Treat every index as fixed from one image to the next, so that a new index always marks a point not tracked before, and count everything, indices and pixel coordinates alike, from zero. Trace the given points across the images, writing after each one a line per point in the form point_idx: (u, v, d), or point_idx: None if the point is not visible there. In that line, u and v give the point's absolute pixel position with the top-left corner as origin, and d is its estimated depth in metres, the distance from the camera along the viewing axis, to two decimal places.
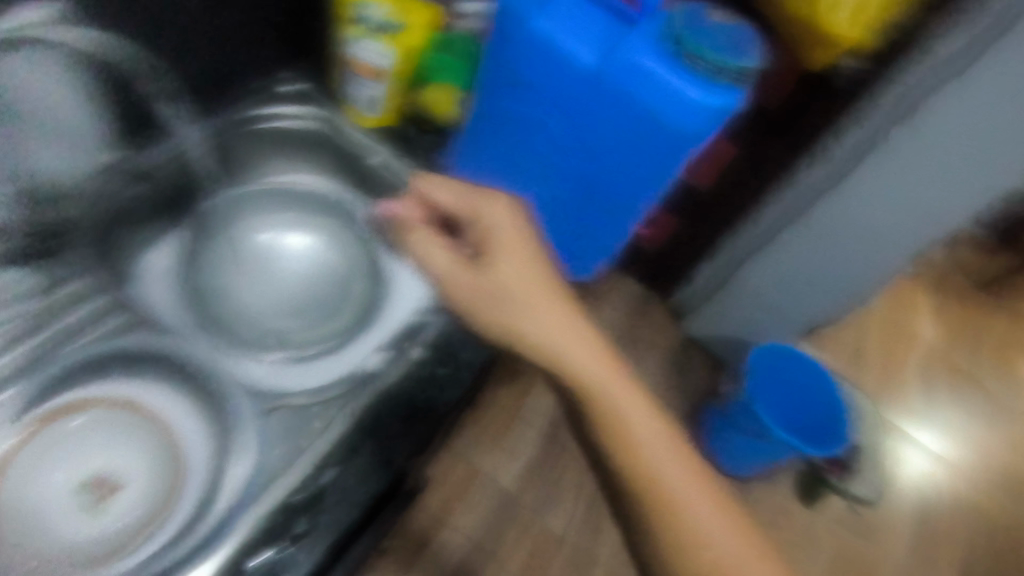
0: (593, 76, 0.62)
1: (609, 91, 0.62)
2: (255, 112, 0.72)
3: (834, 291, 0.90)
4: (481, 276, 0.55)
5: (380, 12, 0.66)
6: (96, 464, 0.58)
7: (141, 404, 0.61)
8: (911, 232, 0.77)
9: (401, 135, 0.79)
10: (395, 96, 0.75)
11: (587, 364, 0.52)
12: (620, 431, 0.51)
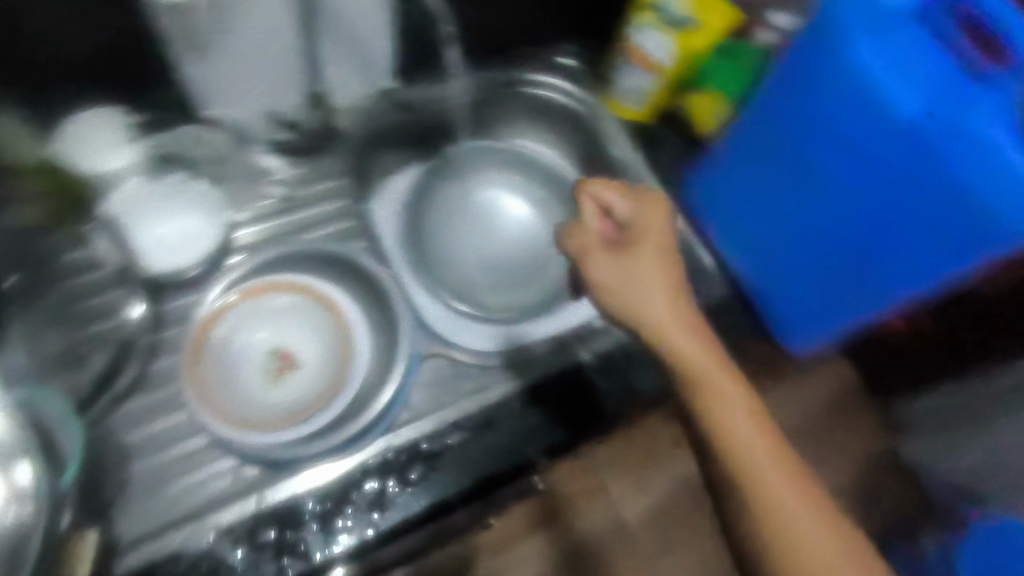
0: (907, 133, 0.47)
1: (927, 155, 0.47)
2: (524, 77, 0.74)
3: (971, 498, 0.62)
4: (620, 265, 0.48)
5: (679, 6, 0.62)
6: (285, 339, 0.56)
7: (299, 288, 0.57)
8: None
9: (648, 133, 0.75)
10: (660, 93, 0.70)
11: (695, 366, 0.45)
12: (726, 436, 0.44)
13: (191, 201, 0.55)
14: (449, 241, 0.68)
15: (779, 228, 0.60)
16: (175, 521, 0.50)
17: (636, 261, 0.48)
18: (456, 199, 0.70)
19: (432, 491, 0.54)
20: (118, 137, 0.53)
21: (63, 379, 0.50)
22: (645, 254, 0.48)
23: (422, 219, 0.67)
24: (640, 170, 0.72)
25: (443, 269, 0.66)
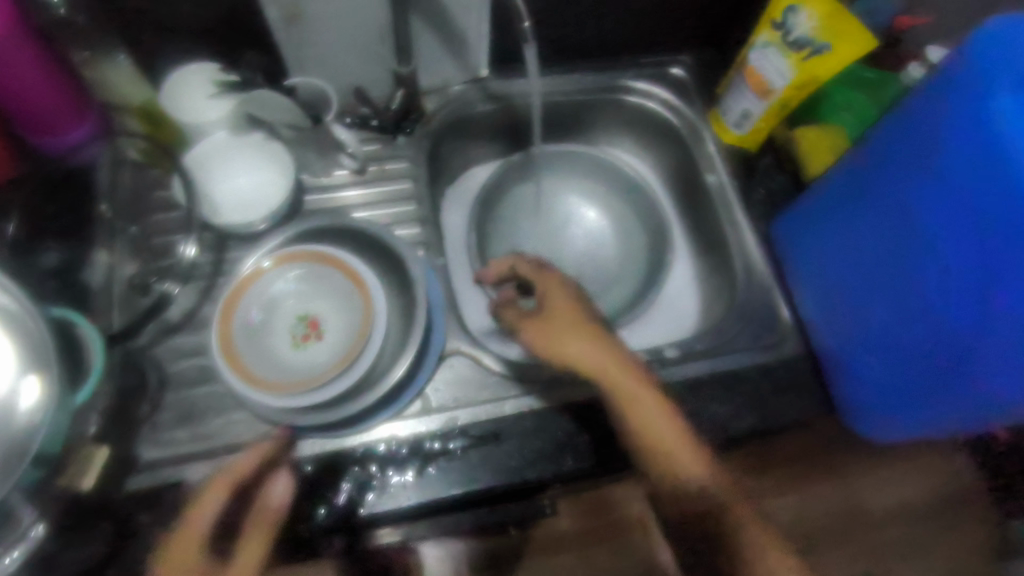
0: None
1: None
2: (627, 83, 0.70)
3: None
4: (537, 331, 0.48)
5: (807, 26, 0.56)
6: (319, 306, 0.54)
7: (344, 261, 0.53)
8: None
9: (751, 164, 0.67)
10: (771, 120, 0.64)
11: (646, 415, 0.46)
12: (666, 453, 0.45)
13: (267, 158, 0.58)
14: (520, 245, 0.72)
15: (875, 298, 0.53)
16: (181, 460, 0.50)
17: (554, 323, 0.48)
18: (532, 205, 0.73)
19: (422, 488, 0.50)
20: (208, 88, 0.55)
21: (130, 301, 0.55)
22: (562, 315, 0.48)
23: (493, 221, 0.71)
24: (732, 199, 0.65)
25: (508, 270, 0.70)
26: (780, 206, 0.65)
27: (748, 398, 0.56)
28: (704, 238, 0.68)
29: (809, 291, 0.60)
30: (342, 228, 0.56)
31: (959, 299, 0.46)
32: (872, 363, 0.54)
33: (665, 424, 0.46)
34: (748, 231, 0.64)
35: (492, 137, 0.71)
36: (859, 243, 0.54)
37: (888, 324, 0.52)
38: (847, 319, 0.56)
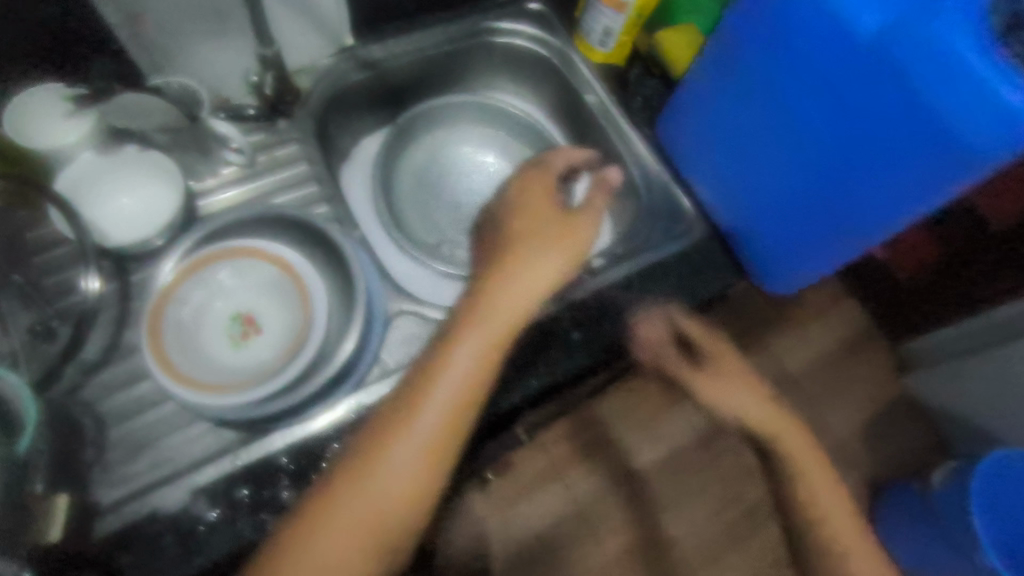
0: (871, 62, 0.46)
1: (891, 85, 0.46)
2: (492, 25, 0.71)
3: None
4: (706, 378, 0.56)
5: None
6: (250, 301, 0.52)
7: (267, 252, 0.52)
8: None
9: (622, 77, 0.72)
10: (630, 33, 0.68)
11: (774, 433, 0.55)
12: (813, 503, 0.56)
13: (160, 175, 0.55)
14: (431, 205, 0.72)
15: (761, 175, 0.59)
16: (145, 490, 0.48)
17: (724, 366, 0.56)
18: (431, 164, 0.74)
19: None
20: (65, 110, 0.51)
21: (35, 349, 0.50)
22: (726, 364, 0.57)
23: (395, 188, 0.71)
24: (614, 115, 0.69)
25: (422, 232, 0.71)
26: (658, 108, 0.70)
27: (673, 282, 0.63)
28: (597, 156, 0.72)
29: (706, 181, 0.66)
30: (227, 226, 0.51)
31: (832, 155, 0.52)
32: (771, 226, 0.61)
33: (809, 451, 0.56)
34: (641, 139, 0.69)
35: (374, 105, 0.71)
36: (735, 130, 0.60)
37: (775, 193, 0.59)
38: (744, 198, 0.62)
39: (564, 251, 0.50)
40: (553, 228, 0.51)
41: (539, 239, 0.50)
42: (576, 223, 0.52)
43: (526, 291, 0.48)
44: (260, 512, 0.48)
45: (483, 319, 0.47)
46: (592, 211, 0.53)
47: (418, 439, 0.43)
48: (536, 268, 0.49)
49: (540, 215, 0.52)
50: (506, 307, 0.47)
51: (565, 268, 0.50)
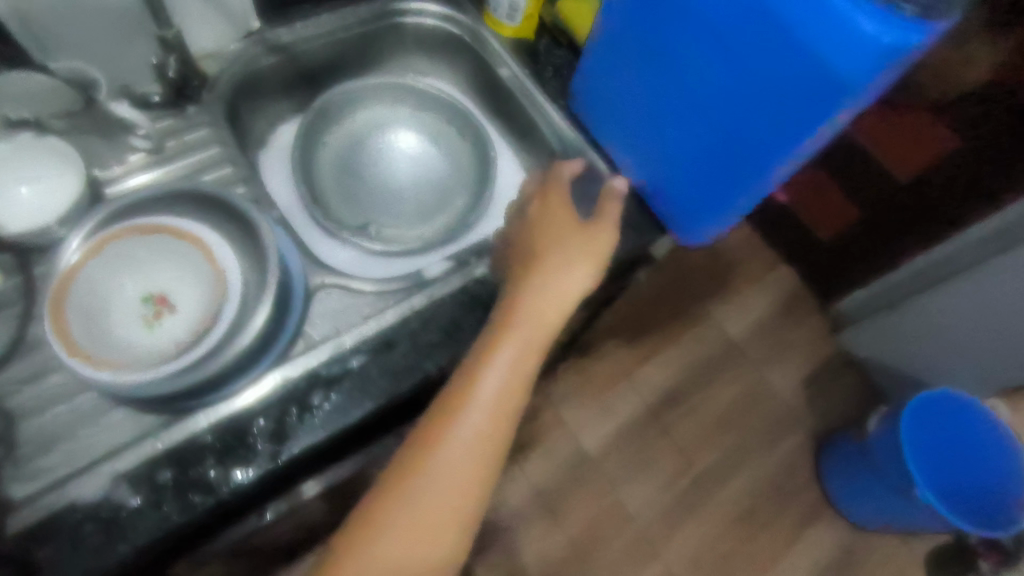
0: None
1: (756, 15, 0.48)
2: (401, 5, 0.71)
3: (973, 364, 1.10)
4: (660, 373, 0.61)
5: None
6: (163, 281, 0.53)
7: (176, 228, 0.54)
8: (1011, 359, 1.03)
9: (532, 50, 0.74)
10: (535, 6, 0.70)
11: None
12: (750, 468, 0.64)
13: (59, 159, 0.55)
14: (355, 187, 0.72)
15: (663, 129, 0.61)
16: (59, 482, 0.47)
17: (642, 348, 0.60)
18: (352, 146, 0.73)
19: (336, 419, 0.51)
20: None
21: None
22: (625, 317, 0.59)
23: (315, 171, 0.71)
24: (529, 86, 0.71)
25: (347, 214, 0.70)
26: (568, 76, 0.72)
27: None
28: (517, 129, 0.74)
29: (617, 141, 0.67)
30: (131, 205, 0.53)
31: (722, 101, 0.54)
32: (680, 174, 0.62)
33: None
34: (556, 108, 0.71)
35: (287, 90, 0.71)
36: (636, 87, 0.62)
37: (677, 147, 0.61)
38: (653, 154, 0.64)
39: (594, 257, 0.56)
40: (577, 238, 0.57)
41: (568, 247, 0.56)
42: (597, 232, 0.57)
43: (555, 301, 0.54)
44: (187, 494, 0.47)
45: (516, 333, 0.52)
46: (607, 219, 0.58)
47: (461, 445, 0.50)
48: (563, 280, 0.55)
49: (559, 225, 0.58)
50: (538, 317, 0.53)
51: (595, 271, 0.56)
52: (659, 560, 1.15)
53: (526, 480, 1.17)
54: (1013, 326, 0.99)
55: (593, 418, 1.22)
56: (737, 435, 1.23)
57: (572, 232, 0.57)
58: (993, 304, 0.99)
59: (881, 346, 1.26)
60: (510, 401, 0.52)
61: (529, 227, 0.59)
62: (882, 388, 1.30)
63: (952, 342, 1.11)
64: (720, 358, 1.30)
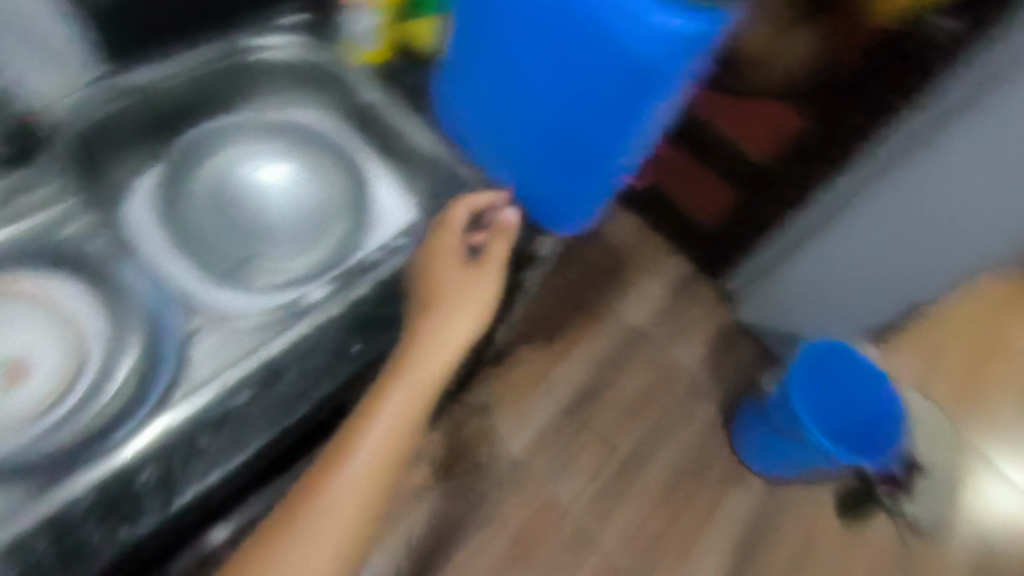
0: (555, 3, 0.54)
1: (574, 22, 0.53)
2: (252, 41, 0.71)
3: (865, 305, 1.19)
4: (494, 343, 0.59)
5: None
6: (16, 348, 0.59)
7: (32, 287, 0.62)
8: (897, 291, 1.11)
9: (390, 72, 0.75)
10: (387, 28, 0.72)
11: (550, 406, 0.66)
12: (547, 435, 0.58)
13: None
14: (225, 223, 0.69)
15: (523, 131, 0.65)
16: None
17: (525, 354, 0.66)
18: (216, 179, 0.70)
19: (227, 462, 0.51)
20: None
21: None
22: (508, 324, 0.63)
23: (181, 210, 0.68)
24: (392, 107, 0.73)
25: (218, 251, 0.67)
26: (428, 92, 0.74)
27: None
28: (389, 151, 0.75)
29: (483, 149, 0.70)
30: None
31: (567, 98, 0.58)
32: (545, 172, 0.66)
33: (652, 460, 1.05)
34: (420, 125, 0.72)
35: (143, 135, 0.69)
36: (493, 96, 0.65)
37: (536, 146, 0.64)
38: (517, 156, 0.67)
39: (471, 299, 0.59)
40: (461, 285, 0.59)
41: (452, 292, 0.58)
42: (478, 278, 0.60)
43: (442, 348, 0.56)
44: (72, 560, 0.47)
45: (404, 380, 0.55)
46: (491, 265, 0.61)
47: (344, 493, 0.53)
48: (448, 327, 0.57)
49: (444, 271, 0.58)
50: (428, 364, 0.55)
51: (472, 309, 0.59)
52: (596, 549, 1.18)
53: (458, 496, 1.17)
54: (898, 257, 1.06)
55: (515, 424, 1.24)
56: (651, 416, 1.30)
57: (456, 276, 0.59)
58: (875, 239, 1.07)
59: (767, 312, 1.38)
60: (390, 442, 0.55)
61: (418, 266, 0.59)
62: (773, 349, 1.41)
63: (832, 289, 1.21)
64: (627, 346, 1.37)
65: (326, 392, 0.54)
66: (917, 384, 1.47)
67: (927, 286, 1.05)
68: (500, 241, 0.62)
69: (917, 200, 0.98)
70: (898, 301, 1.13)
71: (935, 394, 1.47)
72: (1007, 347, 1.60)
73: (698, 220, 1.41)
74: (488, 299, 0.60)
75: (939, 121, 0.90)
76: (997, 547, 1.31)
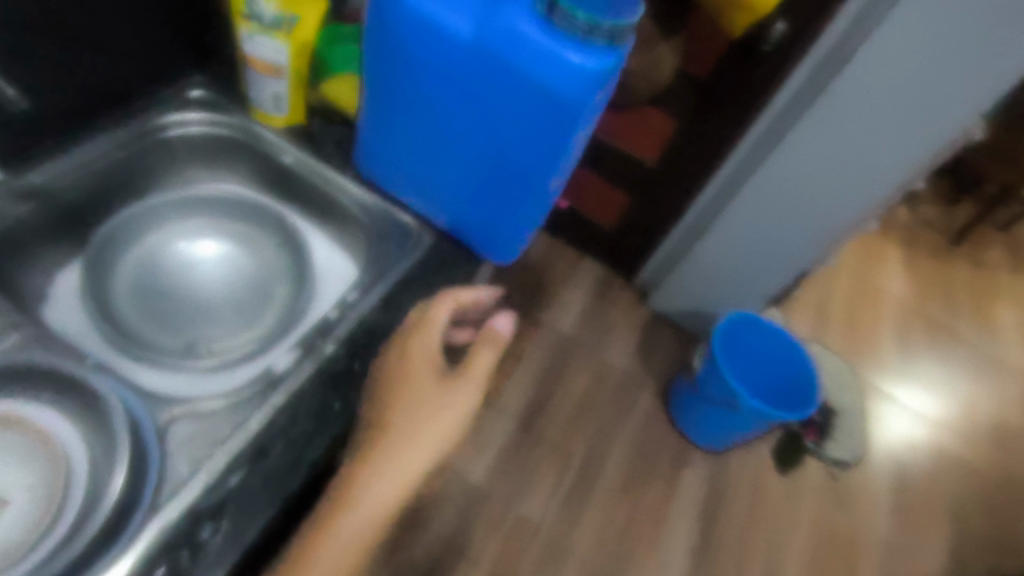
0: (473, 50, 0.56)
1: (495, 65, 0.56)
2: (159, 122, 0.70)
3: (765, 272, 1.33)
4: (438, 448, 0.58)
5: (269, 8, 0.66)
6: None
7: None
8: (797, 248, 1.25)
9: (308, 132, 0.75)
10: (299, 93, 0.72)
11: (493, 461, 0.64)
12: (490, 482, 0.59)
13: None
14: (166, 309, 0.68)
15: (449, 173, 0.67)
16: None
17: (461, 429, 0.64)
18: (150, 267, 0.70)
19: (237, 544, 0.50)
20: None
21: None
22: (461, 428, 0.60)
23: (117, 304, 0.66)
24: (316, 165, 0.73)
25: (167, 339, 0.66)
26: (348, 147, 0.76)
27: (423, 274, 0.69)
28: (317, 208, 0.76)
29: (410, 194, 0.72)
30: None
31: (489, 139, 0.62)
32: (476, 209, 0.69)
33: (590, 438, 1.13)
34: (346, 178, 0.74)
35: (53, 233, 0.65)
36: (415, 144, 0.67)
37: (465, 185, 0.67)
38: (446, 198, 0.70)
39: (433, 405, 0.58)
40: (431, 405, 0.59)
41: (422, 416, 0.58)
42: (448, 388, 0.59)
43: (402, 471, 0.56)
44: None
45: (364, 492, 0.55)
46: (474, 377, 0.60)
47: None
48: (405, 461, 0.56)
49: (419, 381, 0.58)
50: (375, 498, 0.55)
51: (434, 414, 0.58)
52: (576, 554, 1.21)
53: (430, 538, 1.16)
54: (793, 216, 1.20)
55: (473, 453, 1.26)
56: (597, 415, 1.37)
57: (429, 396, 0.59)
58: (770, 206, 1.21)
59: (678, 299, 1.50)
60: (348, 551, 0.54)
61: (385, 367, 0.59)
62: (690, 331, 1.54)
63: (731, 266, 1.36)
64: (562, 355, 1.43)
65: (317, 454, 0.55)
66: (813, 335, 1.66)
67: (819, 239, 1.22)
68: (484, 354, 0.61)
69: (803, 161, 1.12)
70: (800, 256, 1.27)
71: (829, 341, 1.67)
72: (875, 293, 1.84)
73: (603, 225, 1.53)
74: (465, 417, 0.59)
75: (793, 102, 1.07)
76: (909, 463, 1.49)
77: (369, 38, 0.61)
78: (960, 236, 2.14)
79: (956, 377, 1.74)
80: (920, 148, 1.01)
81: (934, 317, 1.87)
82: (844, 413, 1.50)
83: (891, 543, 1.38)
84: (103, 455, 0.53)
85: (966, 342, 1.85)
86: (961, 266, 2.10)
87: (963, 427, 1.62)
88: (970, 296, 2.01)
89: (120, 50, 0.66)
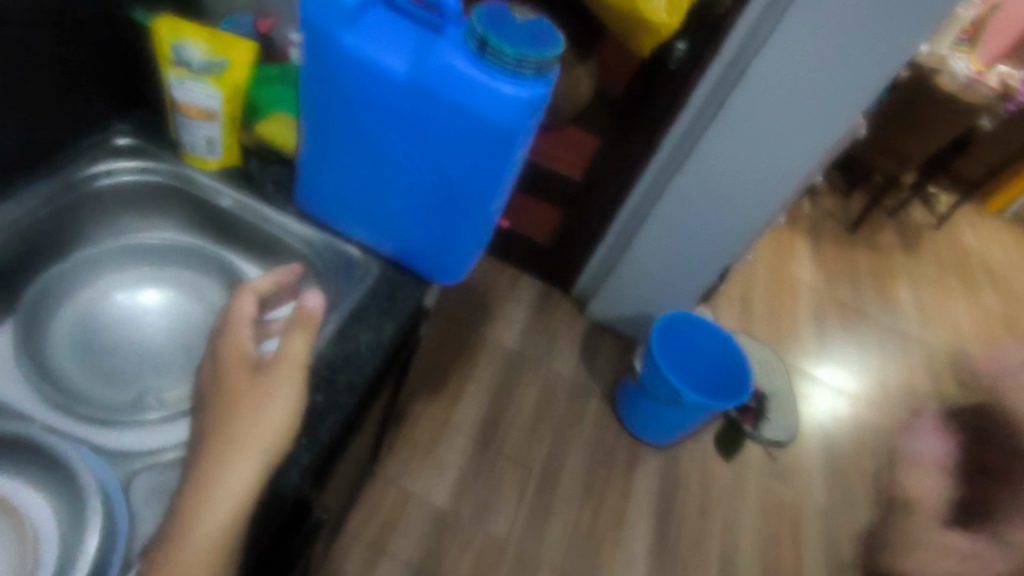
0: (411, 86, 0.59)
1: (434, 98, 0.59)
2: (88, 172, 0.69)
3: (690, 273, 1.42)
4: (245, 426, 0.50)
5: (198, 53, 0.67)
6: None
7: None
8: (715, 249, 1.35)
9: (245, 173, 0.76)
10: (232, 135, 0.73)
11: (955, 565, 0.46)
12: None
13: None
14: (109, 363, 0.66)
15: (392, 204, 0.69)
16: None
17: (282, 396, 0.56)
18: (87, 324, 0.68)
19: None
20: None
21: None
22: (260, 398, 0.52)
23: (52, 364, 0.63)
24: (254, 206, 0.73)
25: (113, 397, 0.64)
26: (289, 185, 0.76)
27: (376, 303, 0.71)
28: (258, 248, 0.76)
29: (354, 227, 0.73)
30: None
31: (431, 167, 0.65)
32: (420, 236, 0.71)
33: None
34: (287, 214, 0.74)
35: None
36: (356, 177, 0.69)
37: (408, 213, 0.69)
38: (389, 229, 0.71)
39: (241, 403, 0.52)
40: (246, 398, 0.52)
41: (247, 417, 0.51)
42: (264, 384, 0.53)
43: (226, 475, 0.48)
44: None
45: (191, 515, 0.46)
46: (290, 362, 0.55)
47: None
48: (231, 468, 0.48)
49: (238, 389, 0.53)
50: (216, 506, 0.46)
51: (251, 403, 0.52)
52: (544, 561, 1.22)
53: (398, 565, 1.14)
54: (709, 218, 1.30)
55: (431, 474, 1.26)
56: (550, 423, 1.41)
57: (246, 392, 0.52)
58: (686, 210, 1.30)
59: (616, 306, 1.57)
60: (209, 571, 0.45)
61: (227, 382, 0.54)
62: (628, 335, 1.62)
63: (660, 270, 1.44)
64: (512, 370, 1.46)
65: (292, 492, 0.56)
66: (741, 323, 1.78)
67: (734, 237, 1.32)
68: (301, 333, 0.57)
69: (714, 167, 1.21)
70: (719, 256, 1.36)
71: (754, 327, 1.79)
72: (790, 281, 2.00)
73: (536, 238, 1.59)
74: (285, 400, 0.52)
75: (699, 113, 1.17)
76: (839, 438, 1.62)
77: (308, 78, 0.63)
78: (855, 224, 2.36)
79: (868, 351, 1.91)
80: (814, 148, 1.12)
81: (844, 301, 2.04)
82: (776, 395, 1.61)
83: (830, 510, 1.47)
84: (70, 515, 0.51)
85: (874, 320, 2.03)
86: (861, 252, 2.31)
87: (877, 397, 1.78)
88: (871, 276, 2.22)
89: (43, 100, 0.65)
